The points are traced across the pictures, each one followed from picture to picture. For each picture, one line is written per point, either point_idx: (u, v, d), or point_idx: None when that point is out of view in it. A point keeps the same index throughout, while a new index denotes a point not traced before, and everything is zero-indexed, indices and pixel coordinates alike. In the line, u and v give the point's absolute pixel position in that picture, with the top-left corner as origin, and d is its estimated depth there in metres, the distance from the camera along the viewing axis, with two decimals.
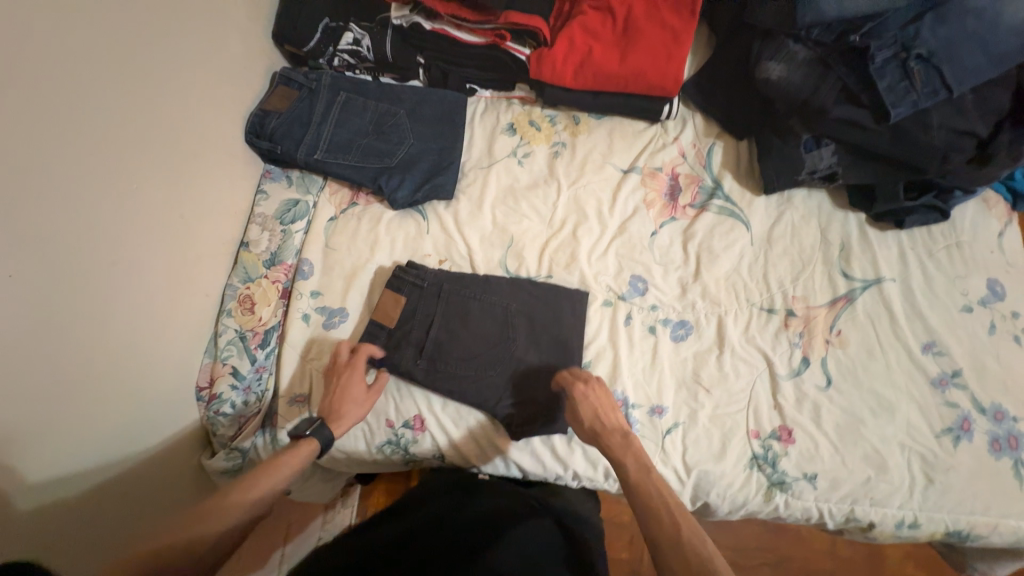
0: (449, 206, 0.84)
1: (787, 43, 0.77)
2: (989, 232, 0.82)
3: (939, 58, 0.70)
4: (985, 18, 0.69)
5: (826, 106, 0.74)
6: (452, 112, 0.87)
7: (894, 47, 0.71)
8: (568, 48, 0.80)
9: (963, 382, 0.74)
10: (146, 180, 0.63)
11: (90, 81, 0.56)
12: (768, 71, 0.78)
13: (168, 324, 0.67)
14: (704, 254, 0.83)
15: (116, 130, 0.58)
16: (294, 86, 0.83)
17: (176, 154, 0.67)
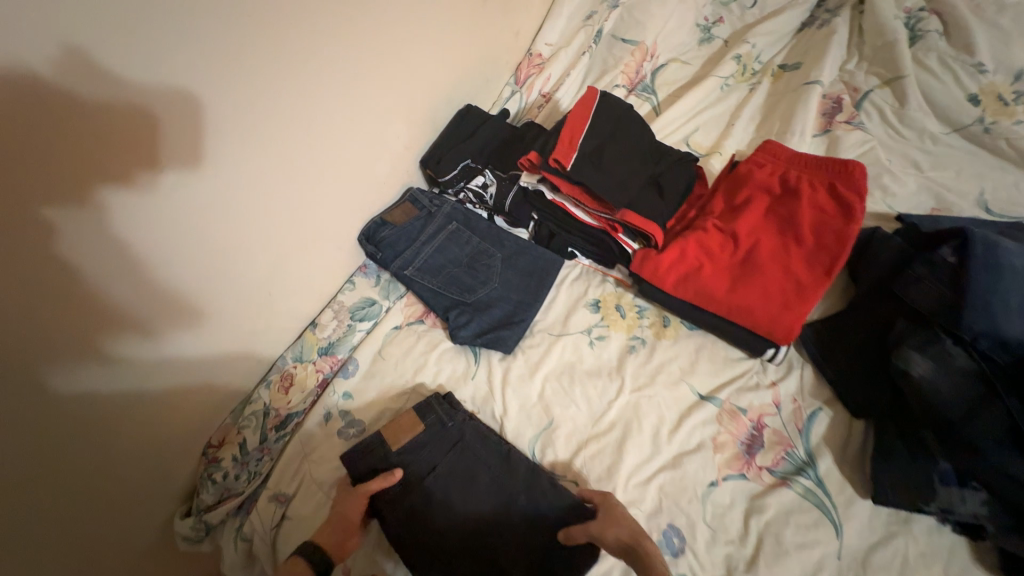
0: (504, 360, 0.81)
1: (943, 341, 0.65)
2: None
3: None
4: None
5: (980, 443, 0.59)
6: (544, 271, 0.87)
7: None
8: (676, 258, 0.77)
9: None
10: (305, 220, 0.76)
11: (317, 143, 0.72)
12: (909, 362, 0.65)
13: (215, 370, 0.73)
14: (769, 541, 0.66)
15: (303, 163, 0.72)
16: (417, 206, 0.92)
17: (309, 219, 0.77)
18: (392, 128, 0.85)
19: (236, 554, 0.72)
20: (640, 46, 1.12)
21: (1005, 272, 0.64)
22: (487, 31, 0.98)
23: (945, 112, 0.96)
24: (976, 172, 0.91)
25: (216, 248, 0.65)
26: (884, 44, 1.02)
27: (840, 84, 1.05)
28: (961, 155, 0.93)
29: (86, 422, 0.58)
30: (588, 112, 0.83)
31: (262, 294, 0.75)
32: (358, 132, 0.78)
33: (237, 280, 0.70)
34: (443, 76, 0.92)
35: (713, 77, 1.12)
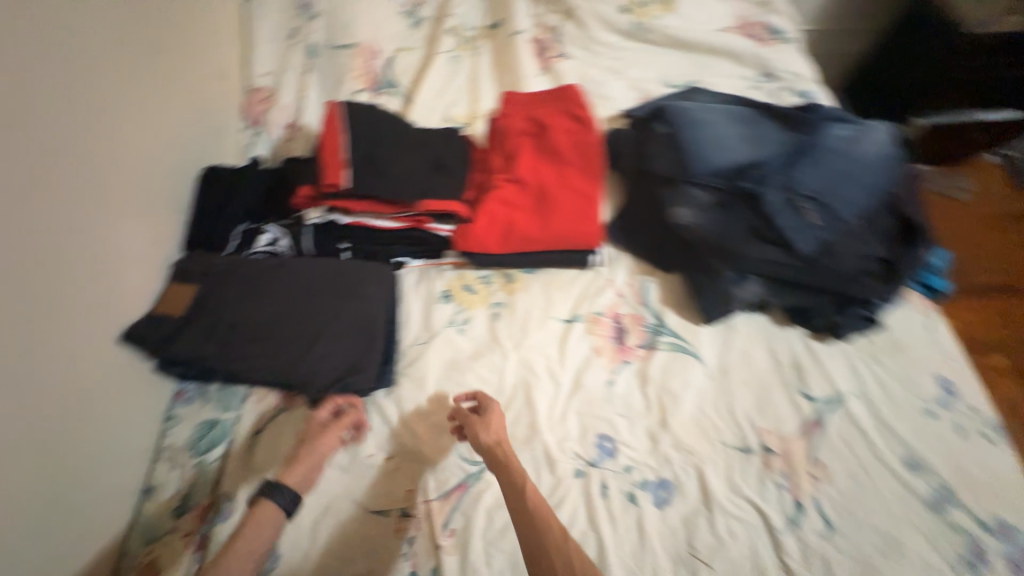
0: (391, 393, 0.78)
1: (688, 190, 0.83)
2: (922, 329, 0.84)
3: (823, 186, 0.75)
4: (837, 153, 0.77)
5: (738, 250, 0.77)
6: (375, 276, 0.83)
7: (785, 184, 0.76)
8: (488, 221, 0.82)
9: (957, 500, 0.71)
10: (53, 350, 0.59)
11: (27, 250, 0.57)
12: (678, 216, 0.82)
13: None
14: (665, 397, 0.80)
15: (13, 281, 0.55)
16: (194, 280, 0.76)
17: (57, 352, 0.60)
18: (120, 222, 0.70)
19: None
20: (358, 48, 1.11)
21: (696, 127, 0.85)
22: (179, 88, 0.86)
23: (612, 23, 1.19)
24: (651, 62, 1.18)
25: None
26: None
27: (537, 27, 1.22)
28: (636, 54, 1.19)
29: None
30: (345, 126, 0.81)
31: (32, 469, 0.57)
32: (73, 238, 0.63)
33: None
34: (154, 152, 0.78)
35: (440, 54, 1.20)
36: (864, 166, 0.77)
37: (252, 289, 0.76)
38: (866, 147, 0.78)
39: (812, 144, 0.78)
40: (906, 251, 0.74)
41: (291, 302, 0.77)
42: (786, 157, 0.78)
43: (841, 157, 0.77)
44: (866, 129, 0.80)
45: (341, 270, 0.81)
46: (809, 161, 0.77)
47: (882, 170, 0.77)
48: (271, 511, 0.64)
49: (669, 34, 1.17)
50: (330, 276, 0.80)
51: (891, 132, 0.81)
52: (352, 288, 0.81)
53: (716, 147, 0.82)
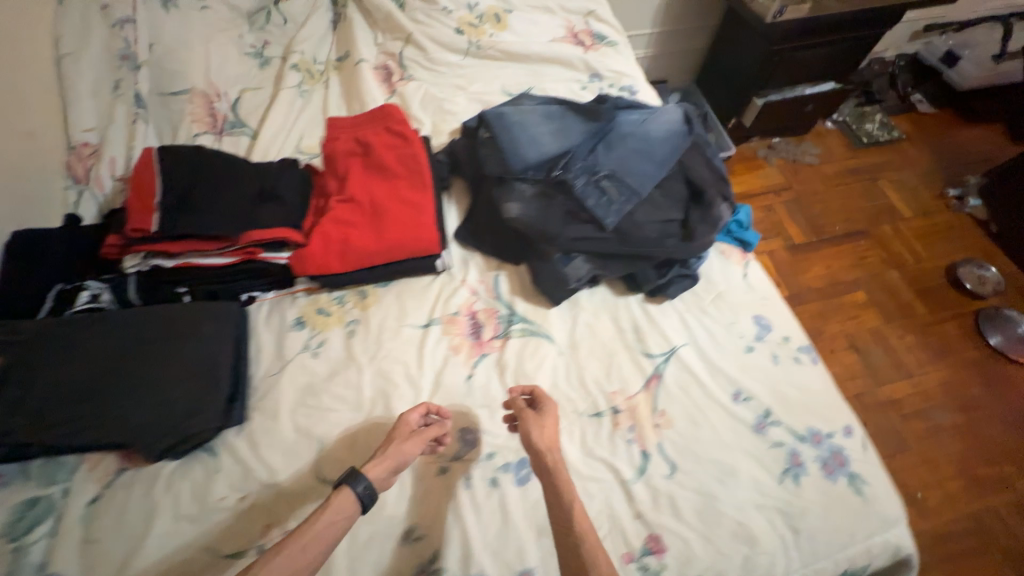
0: (242, 429, 0.76)
1: (514, 186, 0.88)
2: (737, 276, 0.95)
3: (622, 165, 0.84)
4: (631, 135, 0.87)
5: (556, 232, 0.84)
6: (217, 316, 0.81)
7: (592, 167, 0.85)
8: (323, 242, 0.83)
9: (776, 419, 0.79)
10: None
11: None
12: (508, 210, 0.87)
13: None
14: (522, 380, 0.84)
15: None
16: None
17: None
18: None
19: None
20: (194, 93, 1.11)
21: (514, 127, 0.92)
22: None
23: (450, 44, 1.26)
24: (493, 75, 1.26)
25: None
26: (385, 14, 1.26)
27: (382, 55, 1.27)
28: (477, 69, 1.27)
29: None
30: (158, 170, 0.80)
31: None
32: None
33: None
34: None
35: (287, 89, 1.22)
36: (656, 142, 0.87)
37: (70, 352, 0.71)
38: (656, 126, 0.89)
39: (610, 131, 0.88)
40: (694, 211, 0.86)
41: (119, 357, 0.73)
42: (591, 144, 0.87)
43: (635, 137, 0.87)
44: (654, 112, 0.92)
45: (176, 314, 0.79)
46: (609, 145, 0.86)
47: (671, 143, 0.87)
48: (350, 501, 0.61)
49: (505, 49, 1.26)
50: (163, 323, 0.77)
51: (676, 112, 0.94)
52: (190, 331, 0.78)
53: (531, 143, 0.89)
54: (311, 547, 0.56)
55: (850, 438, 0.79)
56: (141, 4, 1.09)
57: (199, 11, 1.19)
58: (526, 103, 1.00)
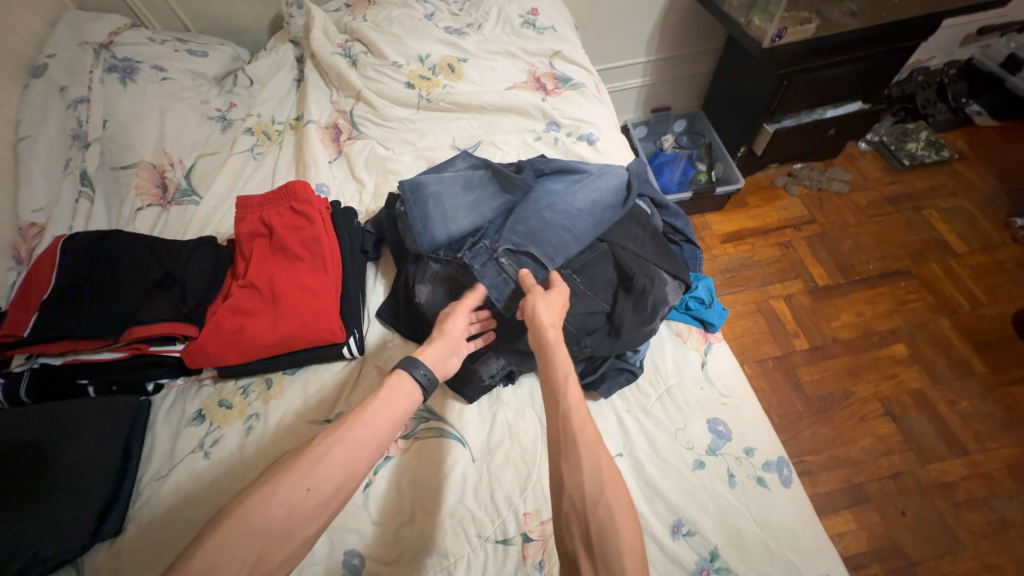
0: (114, 544, 0.71)
1: (427, 266, 0.81)
2: (692, 366, 0.79)
3: (536, 242, 0.73)
4: (551, 206, 0.77)
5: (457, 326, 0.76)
6: (111, 411, 0.78)
7: (501, 243, 0.74)
8: (216, 334, 0.78)
9: (725, 566, 0.63)
10: None
11: None
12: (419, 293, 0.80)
13: None
14: (423, 493, 0.73)
15: None
16: None
17: None
18: None
19: None
20: (142, 165, 1.13)
21: (429, 194, 0.83)
22: None
23: (400, 100, 1.21)
24: (444, 128, 1.19)
25: None
26: (337, 73, 1.23)
27: (334, 113, 1.24)
28: (428, 123, 1.20)
29: None
30: (52, 264, 0.78)
31: None
32: None
33: None
34: None
35: (239, 153, 1.22)
36: (581, 215, 0.76)
37: None
38: (585, 196, 0.79)
39: (529, 204, 0.79)
40: (622, 299, 0.73)
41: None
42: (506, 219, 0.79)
43: (556, 209, 0.76)
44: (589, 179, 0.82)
45: (65, 412, 0.75)
46: (524, 218, 0.76)
47: (597, 217, 0.77)
48: (407, 383, 0.64)
49: (457, 100, 1.19)
50: (47, 421, 0.74)
51: (615, 177, 0.83)
52: (75, 430, 0.74)
53: (442, 217, 0.80)
54: (371, 425, 0.57)
55: None
56: (98, 82, 1.14)
57: (157, 81, 1.22)
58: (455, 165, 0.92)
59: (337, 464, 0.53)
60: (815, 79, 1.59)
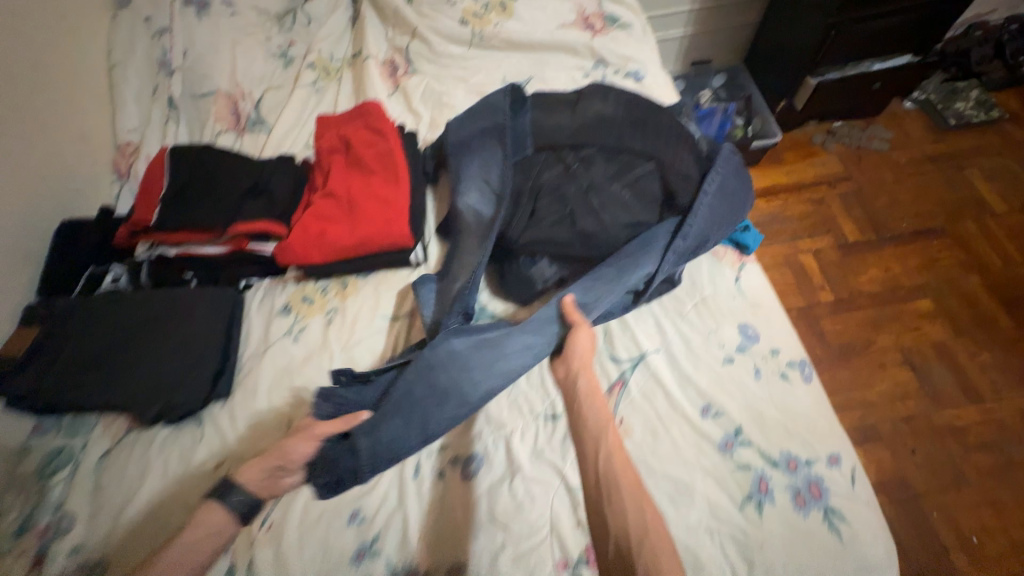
0: (226, 405, 0.84)
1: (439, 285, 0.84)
2: (726, 280, 0.87)
3: (453, 397, 0.74)
4: (463, 345, 0.76)
5: (515, 235, 0.82)
6: (214, 299, 0.90)
7: (430, 389, 0.73)
8: (302, 235, 0.88)
9: (747, 439, 0.73)
10: None
11: None
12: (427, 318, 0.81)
13: None
14: None
15: None
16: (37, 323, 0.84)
17: None
18: None
19: None
20: (219, 95, 1.22)
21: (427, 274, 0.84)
22: (33, 153, 0.95)
23: (454, 37, 1.26)
24: (495, 66, 1.25)
25: None
26: (394, 10, 1.28)
27: (390, 50, 1.30)
28: (480, 61, 1.25)
29: None
30: (164, 169, 0.90)
31: None
32: None
33: None
34: (6, 213, 0.88)
35: (303, 88, 1.29)
36: (490, 375, 0.75)
37: (93, 326, 0.84)
38: (531, 332, 0.76)
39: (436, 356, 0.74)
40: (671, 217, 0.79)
41: (136, 331, 0.85)
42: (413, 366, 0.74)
43: (461, 365, 0.74)
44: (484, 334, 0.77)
45: (181, 297, 0.89)
46: (430, 367, 0.74)
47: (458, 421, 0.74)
48: (219, 517, 0.64)
49: (508, 39, 1.24)
50: (169, 303, 0.88)
51: (565, 332, 0.75)
52: (190, 311, 0.88)
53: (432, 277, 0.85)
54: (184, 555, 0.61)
55: (834, 468, 0.70)
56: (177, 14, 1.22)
57: (227, 15, 1.26)
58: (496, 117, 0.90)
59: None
60: (862, 31, 1.58)
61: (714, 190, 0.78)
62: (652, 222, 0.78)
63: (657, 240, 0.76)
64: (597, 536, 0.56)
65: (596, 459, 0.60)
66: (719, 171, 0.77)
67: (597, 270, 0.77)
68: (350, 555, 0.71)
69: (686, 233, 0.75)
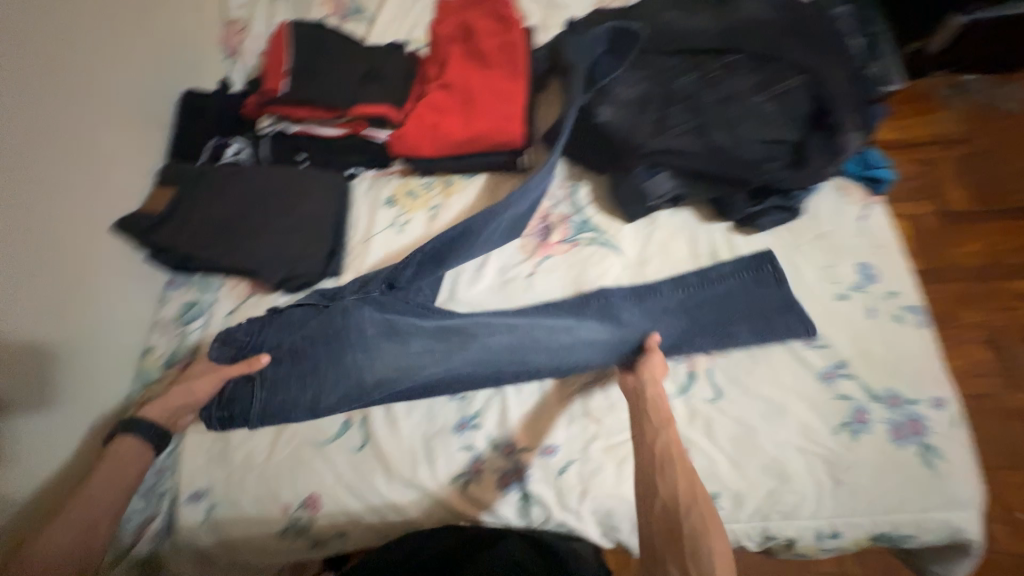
0: (338, 282, 0.89)
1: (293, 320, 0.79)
2: (849, 217, 0.83)
3: (332, 372, 0.77)
4: (377, 329, 0.78)
5: (639, 143, 0.80)
6: (328, 182, 0.92)
7: (298, 369, 0.77)
8: (417, 124, 0.87)
9: (849, 371, 0.73)
10: (71, 245, 0.76)
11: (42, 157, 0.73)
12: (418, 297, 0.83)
13: (72, 409, 0.75)
14: (583, 286, 0.85)
15: (27, 181, 0.70)
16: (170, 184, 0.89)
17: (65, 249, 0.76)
18: (106, 134, 0.83)
19: (190, 560, 0.75)
20: None
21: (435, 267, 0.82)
22: (158, 16, 0.97)
23: None
24: None
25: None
26: None
27: None
28: None
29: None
30: (290, 44, 0.90)
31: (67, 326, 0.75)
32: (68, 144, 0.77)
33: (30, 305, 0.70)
34: (138, 74, 0.91)
35: None
36: (410, 352, 0.78)
37: (222, 193, 0.89)
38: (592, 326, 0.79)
39: (334, 325, 0.76)
40: (814, 135, 0.74)
41: (260, 203, 0.89)
42: (316, 321, 0.76)
43: (368, 349, 0.77)
44: (456, 333, 0.79)
45: (298, 176, 0.92)
46: (330, 338, 0.76)
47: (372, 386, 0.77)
48: (125, 454, 0.71)
49: None
50: (286, 179, 0.91)
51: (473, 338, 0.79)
52: (306, 191, 0.91)
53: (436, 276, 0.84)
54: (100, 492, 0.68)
55: (938, 411, 0.70)
56: None
57: None
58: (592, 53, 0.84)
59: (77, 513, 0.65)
60: None
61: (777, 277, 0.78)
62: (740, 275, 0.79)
63: (614, 307, 0.80)
64: (646, 495, 0.60)
65: (652, 452, 0.63)
66: (738, 279, 0.78)
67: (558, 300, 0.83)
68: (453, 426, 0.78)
69: (663, 297, 0.80)
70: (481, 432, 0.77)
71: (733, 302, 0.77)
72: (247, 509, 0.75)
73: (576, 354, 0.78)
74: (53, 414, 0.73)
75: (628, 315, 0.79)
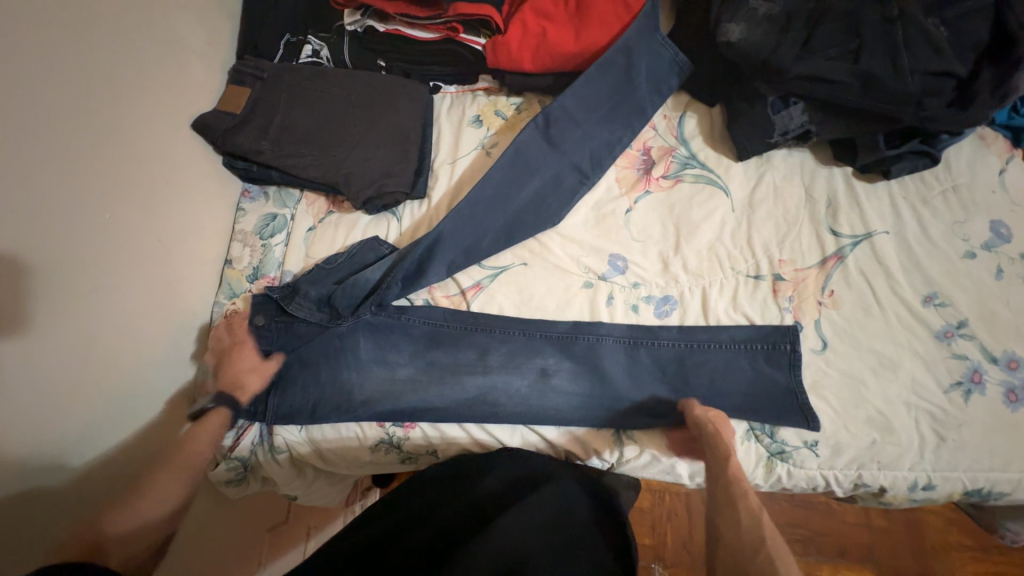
0: (422, 204, 0.84)
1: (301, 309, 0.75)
2: (989, 169, 0.76)
3: (327, 379, 0.75)
4: (374, 351, 0.77)
5: (784, 65, 0.70)
6: (413, 93, 0.85)
7: (292, 376, 0.75)
8: (521, 32, 0.79)
9: (970, 332, 0.70)
10: (156, 147, 0.72)
11: (119, 42, 0.67)
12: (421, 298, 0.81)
13: (172, 317, 0.74)
14: (684, 225, 0.81)
15: (110, 68, 0.66)
16: (247, 83, 0.83)
17: (151, 151, 0.71)
18: (178, 20, 0.76)
19: (285, 469, 0.77)
20: None
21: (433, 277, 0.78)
22: None
23: None
24: None
25: (92, 170, 0.63)
26: None
27: None
28: None
29: (73, 352, 0.60)
30: None
31: (164, 231, 0.73)
32: (141, 29, 0.71)
33: (128, 205, 0.67)
34: None
35: None
36: (402, 377, 0.76)
37: (303, 100, 0.83)
38: (580, 366, 0.76)
39: (330, 344, 0.76)
40: (987, 70, 0.66)
41: (344, 112, 0.83)
42: (318, 341, 0.76)
43: (359, 367, 0.76)
44: (448, 368, 0.77)
45: (385, 85, 0.85)
46: (331, 355, 0.76)
47: (378, 399, 0.75)
48: (214, 425, 0.70)
49: None
50: (370, 87, 0.85)
51: (475, 366, 0.76)
52: (391, 102, 0.84)
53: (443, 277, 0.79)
54: (191, 457, 0.66)
55: None
56: None
57: None
58: (640, 24, 0.78)
59: (179, 473, 0.64)
60: None
61: (831, 327, 0.73)
62: (767, 321, 0.75)
63: (600, 351, 0.76)
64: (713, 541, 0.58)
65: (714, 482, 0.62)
66: (733, 351, 0.75)
67: (547, 324, 0.77)
68: (546, 363, 0.76)
69: (661, 346, 0.76)
70: (576, 368, 0.76)
71: (729, 372, 0.74)
72: (342, 426, 0.75)
73: (545, 400, 0.74)
74: (160, 319, 0.72)
75: (612, 361, 0.76)
